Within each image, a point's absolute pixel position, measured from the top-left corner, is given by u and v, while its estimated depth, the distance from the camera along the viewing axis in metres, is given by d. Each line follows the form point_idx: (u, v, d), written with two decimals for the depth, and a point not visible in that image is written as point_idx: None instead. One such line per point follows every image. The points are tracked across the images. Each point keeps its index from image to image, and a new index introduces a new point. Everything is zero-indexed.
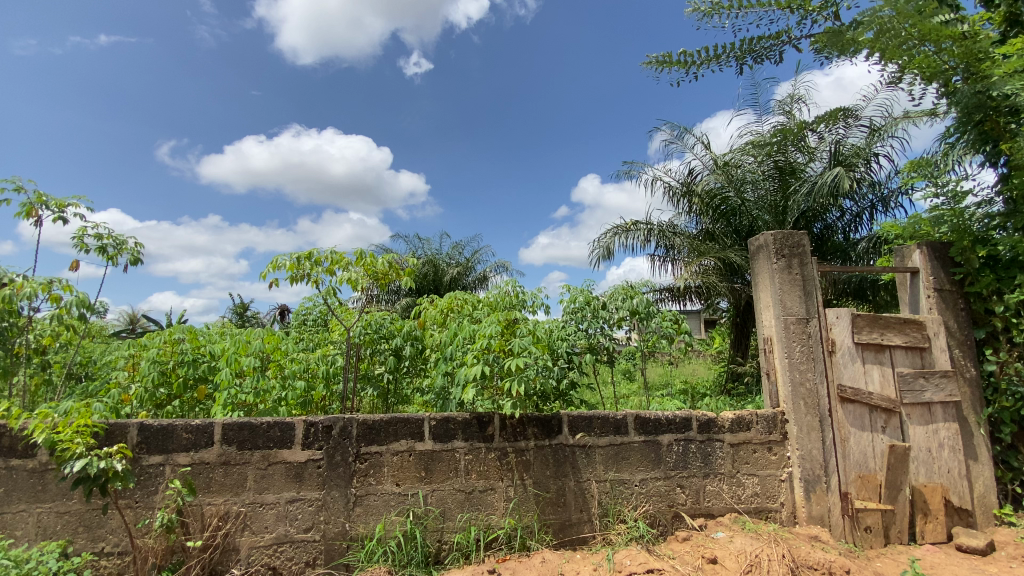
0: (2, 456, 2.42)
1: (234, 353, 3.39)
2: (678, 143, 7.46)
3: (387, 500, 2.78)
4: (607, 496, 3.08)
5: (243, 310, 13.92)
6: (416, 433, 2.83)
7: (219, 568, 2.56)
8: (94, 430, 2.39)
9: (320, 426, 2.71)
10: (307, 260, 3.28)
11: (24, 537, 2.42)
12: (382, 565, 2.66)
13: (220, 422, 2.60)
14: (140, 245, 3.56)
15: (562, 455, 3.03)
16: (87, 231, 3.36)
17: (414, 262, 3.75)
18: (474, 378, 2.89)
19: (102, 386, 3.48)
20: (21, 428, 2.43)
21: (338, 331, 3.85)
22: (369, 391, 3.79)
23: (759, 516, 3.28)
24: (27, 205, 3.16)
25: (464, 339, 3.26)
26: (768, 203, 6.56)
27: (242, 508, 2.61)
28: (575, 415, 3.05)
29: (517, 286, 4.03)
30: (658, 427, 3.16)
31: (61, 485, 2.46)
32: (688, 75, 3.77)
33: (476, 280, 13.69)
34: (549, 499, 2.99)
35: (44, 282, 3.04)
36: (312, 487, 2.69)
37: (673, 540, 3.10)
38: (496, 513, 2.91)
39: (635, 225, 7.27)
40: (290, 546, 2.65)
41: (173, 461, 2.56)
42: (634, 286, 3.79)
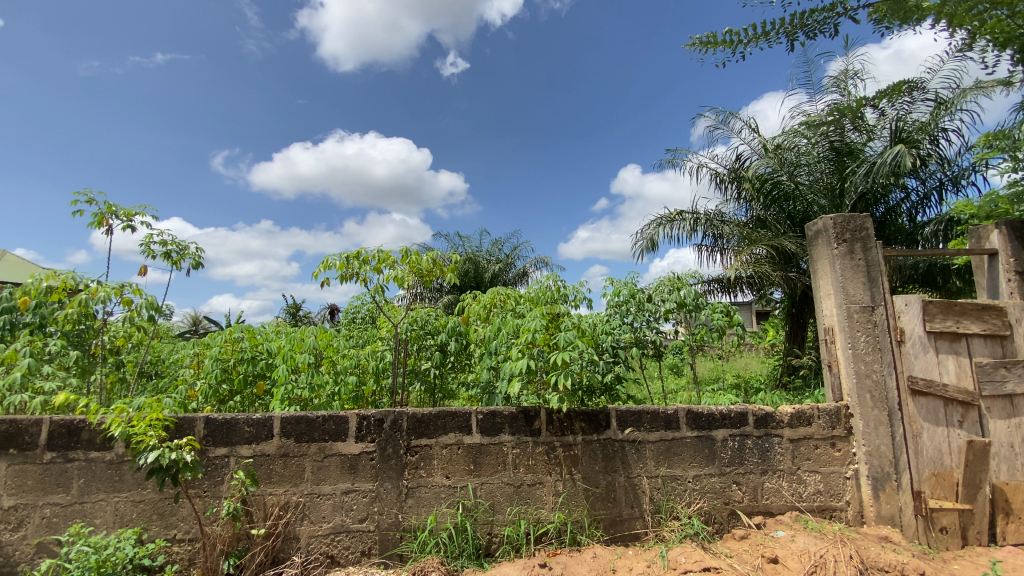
0: (83, 449, 2.61)
1: (290, 351, 3.54)
2: (723, 127, 7.17)
3: (438, 493, 2.81)
4: (659, 493, 3.00)
5: (295, 310, 14.52)
6: (464, 427, 2.85)
7: (281, 556, 2.67)
8: (165, 424, 2.54)
9: (372, 419, 2.78)
10: (355, 260, 3.36)
11: (103, 525, 2.60)
12: (435, 556, 2.70)
13: (279, 416, 2.71)
14: (201, 250, 3.76)
15: (611, 449, 2.98)
16: (153, 238, 3.57)
17: (457, 258, 3.77)
18: (520, 372, 2.88)
19: (170, 383, 3.70)
20: (99, 422, 2.61)
21: (386, 328, 3.92)
22: (417, 386, 3.84)
23: (822, 516, 3.12)
24: (99, 215, 3.38)
25: (509, 334, 3.26)
26: (824, 186, 6.20)
27: (301, 499, 2.71)
28: (624, 410, 2.99)
29: (559, 280, 3.99)
30: (711, 422, 3.05)
31: (137, 476, 2.64)
32: (734, 55, 3.58)
33: (516, 276, 13.71)
34: (598, 494, 2.95)
35: (116, 287, 3.26)
36: (366, 478, 2.76)
37: (730, 538, 2.99)
38: (545, 508, 2.90)
39: (680, 214, 7.07)
40: (347, 536, 2.73)
41: (236, 453, 2.68)
42: (681, 278, 3.68)
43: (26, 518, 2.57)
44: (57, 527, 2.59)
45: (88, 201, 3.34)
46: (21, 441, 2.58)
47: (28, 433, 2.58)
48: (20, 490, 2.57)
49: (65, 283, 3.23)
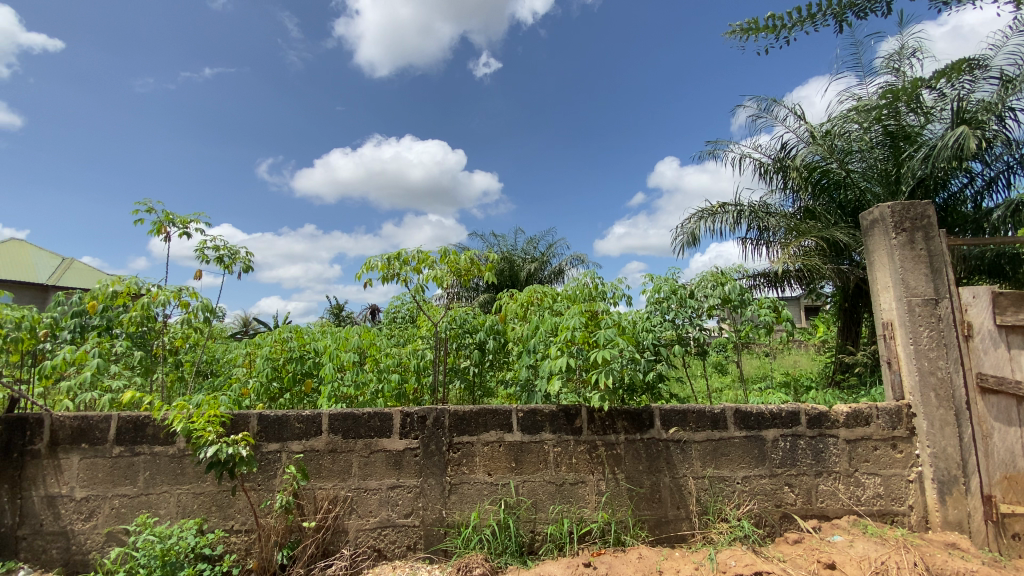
0: (148, 443, 2.77)
1: (336, 349, 3.67)
2: (767, 116, 6.89)
3: (480, 489, 2.83)
4: (706, 494, 2.92)
5: (338, 311, 14.98)
6: (505, 424, 2.86)
7: (331, 549, 2.75)
8: (221, 420, 2.66)
9: (416, 416, 2.83)
10: (396, 260, 3.43)
11: (167, 515, 2.75)
12: (479, 552, 2.72)
13: (327, 413, 2.79)
14: (250, 254, 3.92)
15: (655, 449, 2.92)
16: (207, 243, 3.76)
17: (494, 257, 3.78)
18: (559, 370, 2.86)
19: (225, 381, 3.88)
20: (162, 418, 2.76)
21: (426, 327, 3.96)
22: (456, 384, 3.86)
23: (882, 520, 2.96)
24: (158, 223, 3.58)
25: (548, 332, 3.24)
26: (878, 173, 5.85)
27: (349, 493, 2.79)
28: (667, 409, 2.92)
29: (597, 278, 3.94)
30: (761, 421, 2.95)
31: (197, 469, 2.78)
32: (778, 40, 3.45)
33: (552, 274, 13.66)
34: (643, 495, 2.90)
35: (175, 291, 3.46)
36: (410, 474, 2.81)
37: (782, 542, 2.87)
38: (588, 507, 2.87)
39: (723, 207, 6.87)
40: (392, 530, 2.79)
41: (288, 448, 2.78)
42: (726, 273, 3.55)
43: (97, 508, 2.75)
44: (126, 517, 2.76)
45: (147, 210, 3.54)
46: (92, 436, 2.76)
47: (98, 429, 2.76)
48: (91, 482, 2.75)
49: (129, 287, 3.45)
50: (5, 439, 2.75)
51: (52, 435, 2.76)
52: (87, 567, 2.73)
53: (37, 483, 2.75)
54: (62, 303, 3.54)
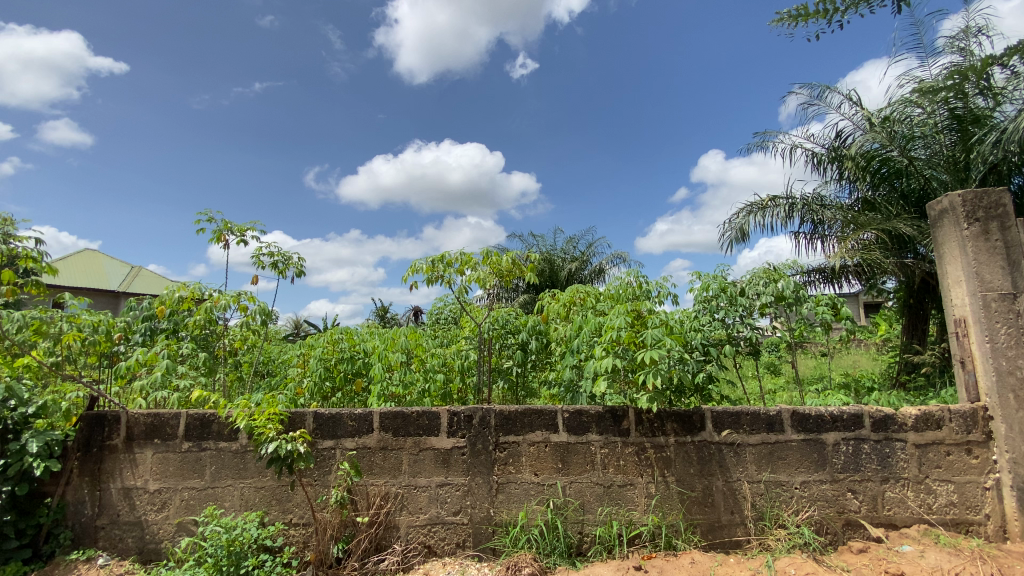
0: (213, 439, 2.94)
1: (385, 350, 3.79)
2: (819, 104, 6.56)
3: (528, 489, 2.84)
4: (761, 499, 2.82)
5: (383, 313, 15.37)
6: (550, 425, 2.86)
7: (384, 544, 2.83)
8: (280, 418, 2.78)
9: (462, 416, 2.87)
10: (439, 263, 3.49)
11: (232, 508, 2.90)
12: (527, 552, 2.72)
13: (378, 411, 2.88)
14: (303, 259, 4.09)
15: (706, 452, 2.84)
16: (262, 250, 3.95)
17: (535, 257, 3.78)
18: (605, 371, 2.82)
19: (281, 380, 4.06)
20: (227, 416, 2.93)
21: (469, 327, 4.00)
22: (500, 384, 3.87)
23: (956, 530, 2.76)
24: (218, 231, 3.80)
25: (592, 333, 3.20)
26: (944, 160, 5.47)
27: (400, 490, 2.86)
28: (720, 411, 2.84)
29: (641, 277, 3.87)
30: (820, 424, 2.81)
31: (259, 464, 2.92)
32: (829, 25, 3.28)
33: (593, 274, 13.55)
34: (695, 498, 2.82)
35: (235, 295, 3.65)
36: (458, 472, 2.85)
37: (846, 551, 2.73)
38: (637, 510, 2.82)
39: (773, 200, 6.62)
40: (442, 527, 2.84)
41: (342, 445, 2.88)
42: (778, 269, 3.40)
43: (168, 499, 2.93)
44: (195, 508, 2.93)
45: (208, 220, 3.75)
46: (164, 432, 2.96)
47: (169, 425, 2.95)
48: (163, 475, 2.94)
49: (193, 293, 3.67)
50: (86, 435, 2.97)
51: (129, 431, 2.98)
52: (160, 555, 2.92)
53: (116, 475, 2.96)
54: (134, 308, 3.81)
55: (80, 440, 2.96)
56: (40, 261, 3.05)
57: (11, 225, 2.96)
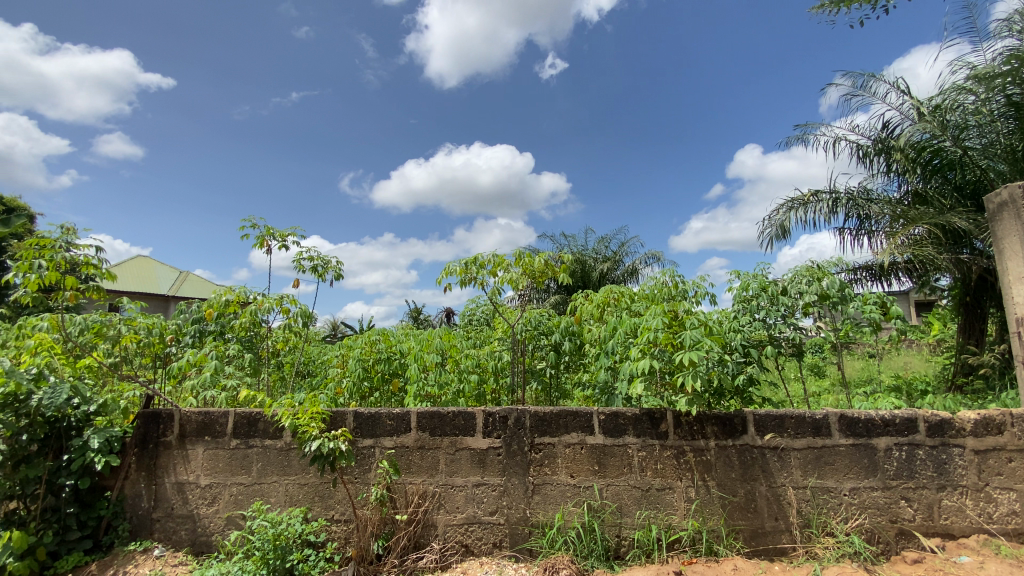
0: (260, 437, 3.05)
1: (420, 351, 3.87)
2: (863, 93, 6.29)
3: (564, 491, 2.83)
4: (808, 505, 2.72)
5: (417, 314, 15.60)
6: (586, 427, 2.84)
7: (422, 542, 2.87)
8: (322, 416, 2.87)
9: (497, 416, 2.89)
10: (472, 264, 3.52)
11: (277, 503, 3.01)
12: (565, 554, 2.71)
13: (415, 411, 2.93)
14: (341, 262, 4.20)
15: (749, 456, 2.76)
16: (303, 254, 4.08)
17: (568, 257, 3.77)
18: (641, 372, 2.77)
19: (322, 380, 4.18)
20: (272, 415, 3.04)
21: (502, 328, 4.01)
22: (533, 385, 3.87)
23: (1020, 541, 2.60)
24: (261, 237, 3.94)
25: (627, 334, 3.16)
26: (1002, 149, 5.15)
27: (437, 489, 2.90)
28: (762, 414, 2.75)
29: (676, 276, 3.79)
30: (870, 428, 2.69)
31: (302, 461, 3.02)
32: (873, 10, 3.15)
33: (625, 274, 13.39)
34: (736, 503, 2.75)
35: (277, 299, 3.79)
36: (494, 472, 2.87)
37: (899, 561, 2.61)
38: (677, 514, 2.77)
39: (816, 195, 6.39)
40: (479, 527, 2.86)
41: (381, 444, 2.95)
42: (822, 267, 3.26)
43: (218, 494, 3.06)
44: (243, 502, 3.05)
45: (252, 226, 3.90)
46: (214, 429, 3.09)
47: (219, 423, 3.09)
48: (214, 471, 3.08)
49: (239, 296, 3.82)
50: (143, 432, 3.14)
51: (181, 428, 3.13)
52: (210, 547, 3.05)
53: (170, 470, 3.12)
54: (184, 311, 4.01)
55: (137, 436, 3.13)
56: (99, 268, 3.24)
57: (73, 233, 3.15)
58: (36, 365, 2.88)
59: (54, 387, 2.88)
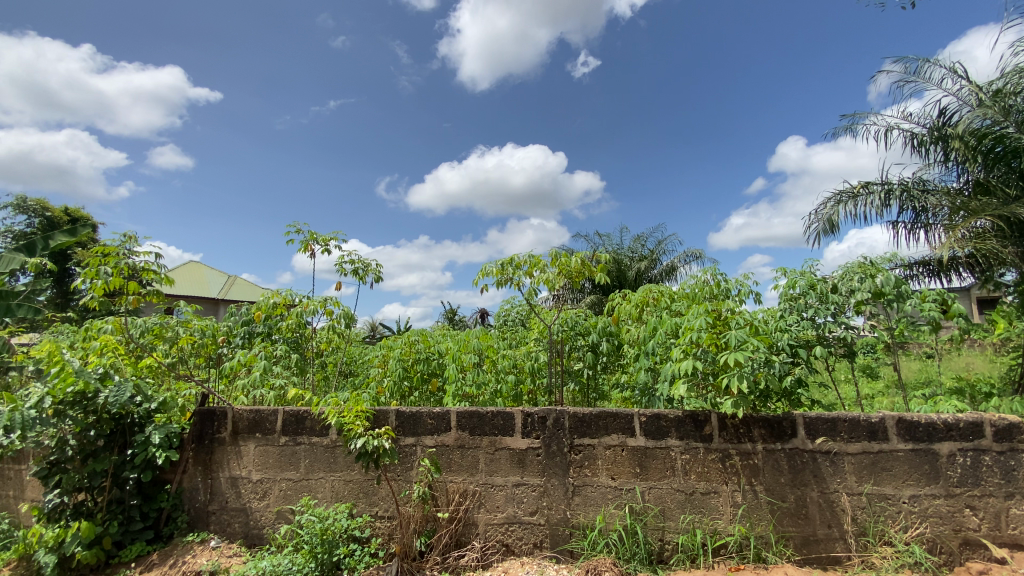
0: (307, 434, 3.16)
1: (458, 351, 3.93)
2: (916, 78, 5.97)
3: (604, 493, 2.81)
4: (863, 513, 2.60)
5: (451, 316, 15.79)
6: (626, 429, 2.80)
7: (463, 540, 2.91)
8: (367, 415, 2.96)
9: (536, 416, 2.89)
10: (509, 265, 3.54)
11: (324, 498, 3.11)
12: (607, 556, 2.69)
13: (455, 410, 2.96)
14: (380, 265, 4.29)
15: (799, 461, 2.66)
16: (344, 258, 4.20)
17: (605, 256, 3.73)
18: (684, 373, 2.71)
19: (364, 380, 4.29)
20: (318, 413, 3.14)
21: (538, 329, 4.01)
22: (571, 386, 3.85)
23: None
24: (305, 242, 4.08)
25: (667, 334, 3.09)
26: None
27: (477, 488, 2.93)
28: (813, 417, 2.65)
29: (718, 275, 3.70)
30: (931, 433, 2.55)
31: (347, 458, 3.10)
32: None
33: (663, 273, 13.16)
34: (786, 509, 2.66)
35: (322, 301, 3.91)
36: (534, 473, 2.87)
37: (964, 573, 2.46)
38: (722, 519, 2.70)
39: (866, 187, 6.10)
40: (520, 527, 2.87)
41: (422, 442, 3.00)
42: (876, 263, 3.11)
43: (269, 489, 3.19)
44: (292, 497, 3.17)
45: (297, 231, 4.04)
46: (264, 427, 3.22)
47: (269, 421, 3.22)
48: (265, 466, 3.21)
49: (285, 299, 3.96)
50: (199, 429, 3.31)
51: (234, 426, 3.27)
52: (262, 540, 3.17)
53: (224, 466, 3.26)
54: (234, 313, 4.19)
55: (193, 432, 3.30)
56: (158, 273, 3.44)
57: (134, 241, 3.35)
58: (101, 365, 3.06)
59: (119, 386, 3.07)
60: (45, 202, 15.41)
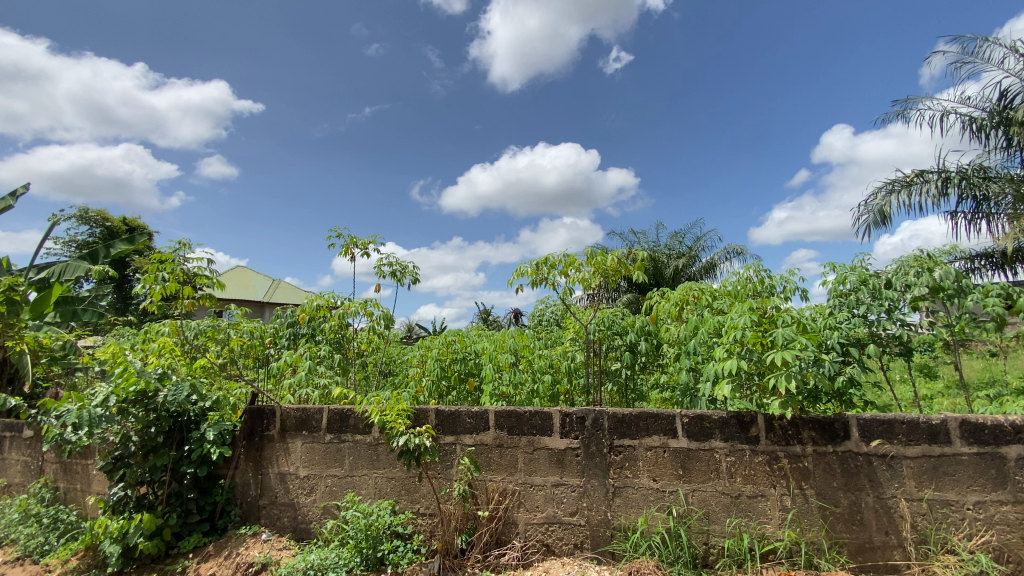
0: (351, 432, 3.25)
1: (494, 351, 3.96)
2: (974, 59, 5.61)
3: (646, 495, 2.76)
4: (923, 519, 2.46)
5: (486, 316, 15.89)
6: (668, 430, 2.75)
7: (504, 539, 2.92)
8: (408, 414, 3.02)
9: (575, 417, 2.88)
10: (543, 265, 3.53)
11: (368, 495, 3.19)
12: (650, 559, 2.65)
13: (494, 409, 2.98)
14: (417, 267, 4.37)
15: (852, 465, 2.54)
16: (383, 260, 4.30)
17: (642, 254, 3.67)
18: (728, 373, 2.64)
19: (403, 379, 4.38)
20: (361, 412, 3.22)
21: (573, 328, 3.98)
22: (608, 386, 3.80)
23: None
24: (345, 246, 4.20)
25: (709, 333, 3.02)
26: None
27: (517, 487, 2.94)
28: (868, 418, 2.53)
29: (762, 271, 3.58)
30: (998, 435, 2.39)
31: (390, 456, 3.18)
32: None
33: (703, 270, 12.84)
34: (839, 515, 2.55)
35: (362, 303, 4.02)
36: (573, 474, 2.86)
37: None
38: (771, 523, 2.62)
39: (921, 175, 5.78)
40: (560, 527, 2.87)
41: (461, 441, 3.04)
42: (933, 256, 2.94)
43: (315, 485, 3.29)
44: (337, 493, 3.26)
45: (337, 236, 4.16)
46: (310, 425, 3.34)
47: (314, 419, 3.33)
48: (311, 463, 3.32)
49: (328, 301, 4.08)
50: (249, 426, 3.45)
51: (282, 423, 3.40)
52: (309, 534, 3.27)
53: (273, 462, 3.39)
54: (280, 315, 4.35)
55: (245, 429, 3.44)
56: (210, 278, 3.62)
57: (188, 247, 3.53)
58: (160, 365, 3.26)
59: (176, 385, 3.24)
60: (105, 212, 16.42)
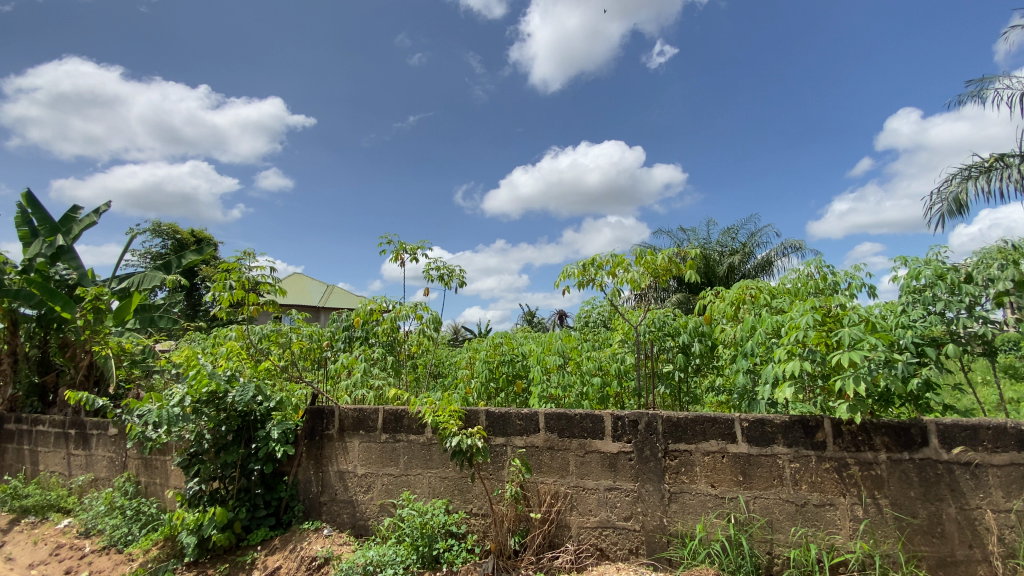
0: (405, 432, 3.34)
1: (542, 352, 3.96)
2: None
3: (704, 501, 2.69)
4: (1013, 533, 2.27)
5: (532, 317, 15.89)
6: (727, 434, 2.66)
7: (557, 541, 2.92)
8: (458, 414, 3.07)
9: (627, 420, 2.83)
10: (590, 265, 3.51)
11: (423, 494, 3.26)
12: (708, 567, 2.57)
13: (543, 412, 2.99)
14: (464, 270, 4.44)
15: (931, 473, 2.37)
16: (431, 264, 4.40)
17: (693, 252, 3.57)
18: (789, 376, 2.53)
19: (452, 381, 4.46)
20: (415, 412, 3.31)
21: (623, 329, 3.92)
22: (660, 389, 3.72)
23: None
24: (396, 251, 4.33)
25: (768, 333, 2.89)
26: None
27: (569, 490, 2.92)
28: (948, 424, 2.35)
29: (823, 267, 3.40)
30: None
31: (442, 456, 3.24)
32: None
33: (758, 268, 12.31)
34: (917, 526, 2.38)
35: (412, 306, 4.12)
36: (627, 478, 2.82)
37: None
38: (840, 534, 2.48)
39: (1002, 159, 5.31)
40: (613, 531, 2.83)
41: (512, 443, 3.06)
42: (1019, 247, 2.71)
43: (372, 483, 3.41)
44: (393, 492, 3.35)
45: (388, 242, 4.29)
46: (367, 425, 3.46)
47: (370, 420, 3.44)
48: (368, 462, 3.43)
49: (380, 305, 4.20)
50: (310, 426, 3.61)
51: (341, 423, 3.53)
52: (368, 531, 3.39)
53: (333, 460, 3.53)
54: (336, 319, 4.52)
55: (306, 429, 3.60)
56: (272, 285, 3.82)
57: (251, 256, 3.74)
58: (229, 368, 3.47)
59: (243, 387, 3.44)
60: (175, 226, 17.69)
